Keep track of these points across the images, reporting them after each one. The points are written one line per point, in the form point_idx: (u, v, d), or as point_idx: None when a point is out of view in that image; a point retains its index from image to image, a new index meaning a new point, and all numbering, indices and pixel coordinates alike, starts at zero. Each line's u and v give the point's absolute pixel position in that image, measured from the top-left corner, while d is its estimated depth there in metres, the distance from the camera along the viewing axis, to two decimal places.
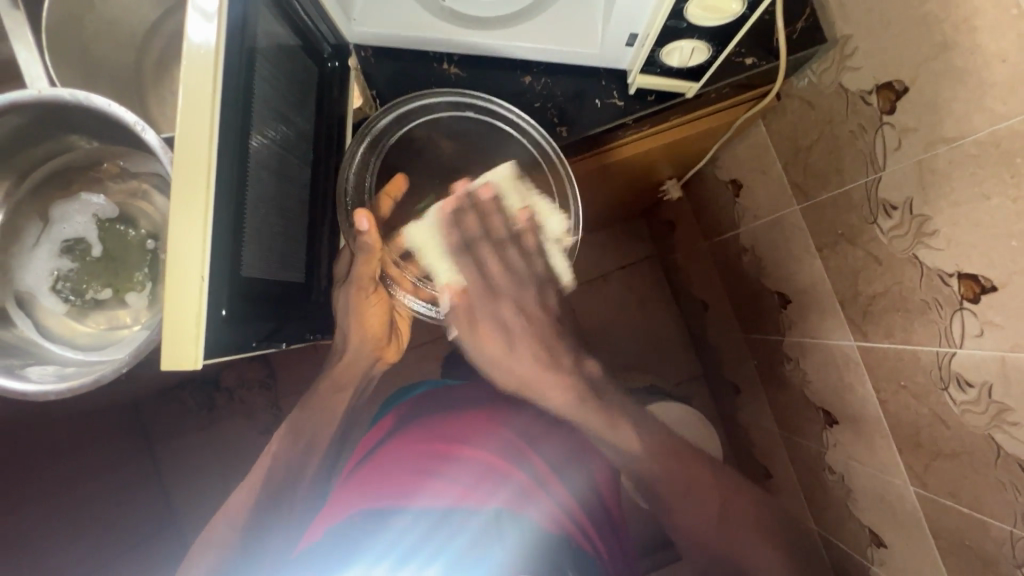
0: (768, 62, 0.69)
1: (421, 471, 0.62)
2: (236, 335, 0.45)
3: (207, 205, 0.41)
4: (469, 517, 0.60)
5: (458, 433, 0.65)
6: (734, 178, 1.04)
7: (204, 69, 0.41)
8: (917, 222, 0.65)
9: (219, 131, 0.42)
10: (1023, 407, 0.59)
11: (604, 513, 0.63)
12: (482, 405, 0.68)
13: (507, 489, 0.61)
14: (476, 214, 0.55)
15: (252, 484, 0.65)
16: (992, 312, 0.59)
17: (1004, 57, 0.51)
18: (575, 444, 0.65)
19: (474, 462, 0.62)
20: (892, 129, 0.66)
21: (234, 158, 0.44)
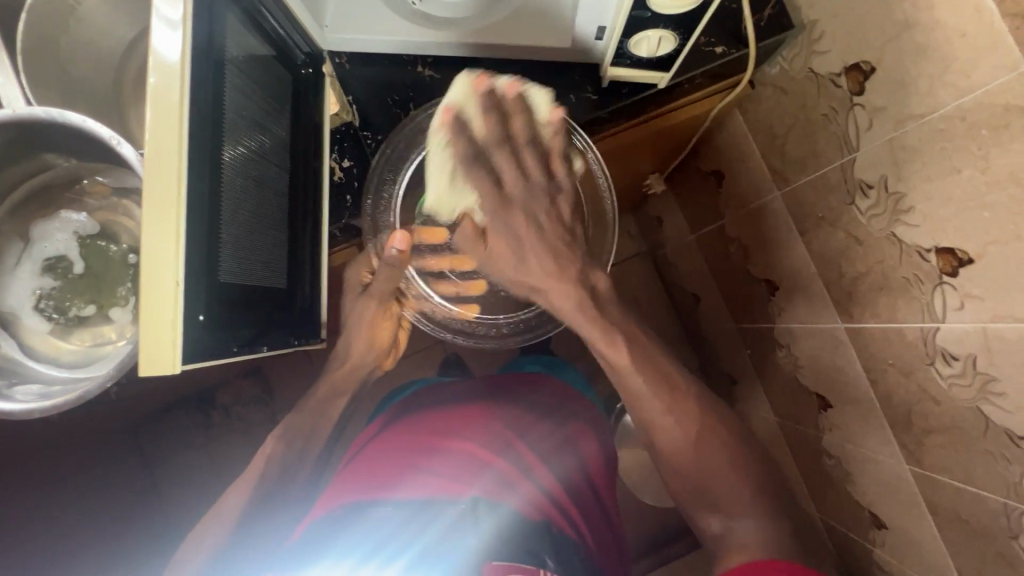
0: (738, 50, 0.69)
1: (404, 463, 0.60)
2: (215, 341, 0.45)
3: (179, 212, 0.41)
4: (447, 507, 0.56)
5: (444, 427, 0.65)
6: (716, 169, 1.06)
7: (173, 81, 0.42)
8: (893, 199, 0.66)
9: (189, 138, 0.42)
10: (1008, 377, 0.60)
11: (589, 496, 0.65)
12: (470, 401, 0.71)
13: (490, 478, 0.59)
14: (497, 114, 0.54)
15: (246, 484, 0.67)
16: (972, 284, 0.60)
17: (963, 31, 0.51)
18: (562, 434, 0.69)
19: (459, 452, 0.61)
20: (863, 109, 0.66)
21: (205, 166, 0.44)
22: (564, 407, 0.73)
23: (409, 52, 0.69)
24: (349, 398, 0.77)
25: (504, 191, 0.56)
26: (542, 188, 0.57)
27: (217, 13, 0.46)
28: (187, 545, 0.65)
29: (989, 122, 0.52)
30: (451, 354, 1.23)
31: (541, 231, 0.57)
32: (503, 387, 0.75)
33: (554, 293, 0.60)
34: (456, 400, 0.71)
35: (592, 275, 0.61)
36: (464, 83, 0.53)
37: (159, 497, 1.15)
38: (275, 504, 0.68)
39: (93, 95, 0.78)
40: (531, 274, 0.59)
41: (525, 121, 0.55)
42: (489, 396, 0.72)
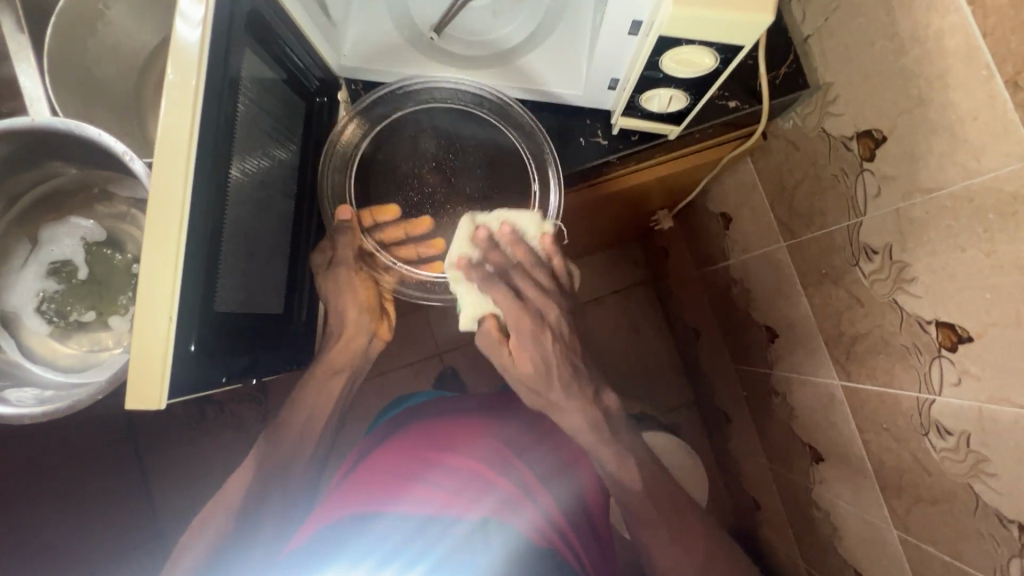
0: (751, 106, 0.69)
1: (408, 474, 0.62)
2: (204, 372, 0.46)
3: (179, 247, 0.41)
4: (454, 524, 0.58)
5: (446, 441, 0.66)
6: (724, 212, 1.06)
7: (182, 117, 0.42)
8: (897, 267, 0.66)
9: (194, 174, 0.43)
10: (1001, 459, 0.59)
11: (586, 523, 0.64)
12: (472, 416, 0.71)
13: (492, 496, 0.60)
14: (501, 251, 0.60)
15: (240, 485, 0.64)
16: (970, 362, 0.59)
17: (975, 115, 0.50)
18: (561, 456, 0.68)
19: (460, 467, 0.62)
20: (873, 176, 0.65)
21: (208, 200, 0.44)
22: (563, 427, 0.71)
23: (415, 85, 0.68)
24: (346, 380, 0.69)
25: (529, 305, 0.59)
26: (545, 300, 0.60)
27: (233, 48, 0.47)
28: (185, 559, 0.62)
29: (995, 207, 0.51)
30: (449, 368, 1.30)
31: (561, 335, 0.60)
32: (501, 405, 0.74)
33: (565, 412, 0.61)
34: (456, 412, 0.72)
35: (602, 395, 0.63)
36: (478, 227, 0.60)
37: (148, 488, 1.16)
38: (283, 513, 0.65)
39: (112, 97, 0.79)
40: (551, 391, 0.59)
41: (528, 249, 0.61)
42: (486, 411, 0.72)
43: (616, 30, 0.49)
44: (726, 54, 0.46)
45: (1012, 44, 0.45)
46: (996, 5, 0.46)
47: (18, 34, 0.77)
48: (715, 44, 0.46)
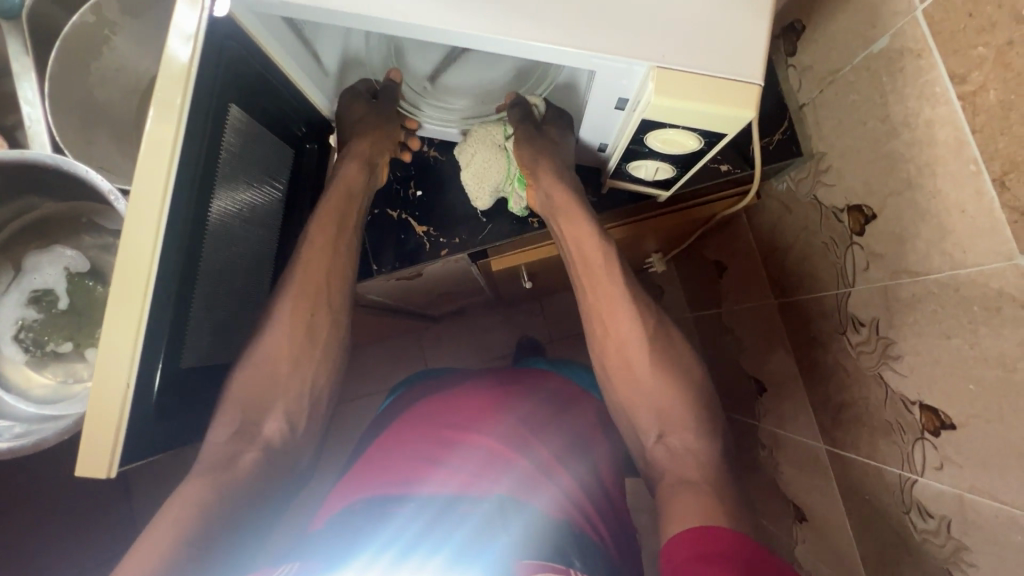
0: (744, 171, 0.67)
1: (425, 459, 0.58)
2: (153, 432, 0.45)
3: (141, 314, 0.41)
4: (475, 504, 0.52)
5: (460, 424, 0.62)
6: (718, 261, 1.06)
7: (155, 182, 0.42)
8: (883, 343, 0.65)
9: (165, 237, 0.42)
10: (980, 550, 0.57)
11: (605, 501, 0.61)
12: (479, 394, 0.67)
13: (511, 476, 0.56)
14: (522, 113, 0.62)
15: (214, 468, 0.51)
16: (952, 449, 0.58)
17: (963, 207, 0.49)
18: (575, 435, 0.65)
19: (477, 448, 0.58)
20: (862, 250, 0.65)
21: (179, 261, 0.44)
22: (571, 411, 0.68)
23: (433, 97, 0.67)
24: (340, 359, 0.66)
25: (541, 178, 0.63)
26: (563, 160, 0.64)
27: (215, 108, 0.47)
28: (209, 450, 0.52)
29: (981, 301, 0.50)
30: None
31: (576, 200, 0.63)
32: (509, 383, 0.70)
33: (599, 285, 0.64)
34: (471, 384, 0.69)
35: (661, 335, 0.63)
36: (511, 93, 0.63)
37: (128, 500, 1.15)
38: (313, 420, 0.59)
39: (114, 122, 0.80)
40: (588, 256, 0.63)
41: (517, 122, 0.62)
42: (506, 385, 0.69)
43: (602, 103, 0.49)
44: (710, 138, 0.46)
45: (999, 144, 0.45)
46: (984, 104, 0.45)
47: (22, 56, 0.77)
48: (699, 128, 0.45)
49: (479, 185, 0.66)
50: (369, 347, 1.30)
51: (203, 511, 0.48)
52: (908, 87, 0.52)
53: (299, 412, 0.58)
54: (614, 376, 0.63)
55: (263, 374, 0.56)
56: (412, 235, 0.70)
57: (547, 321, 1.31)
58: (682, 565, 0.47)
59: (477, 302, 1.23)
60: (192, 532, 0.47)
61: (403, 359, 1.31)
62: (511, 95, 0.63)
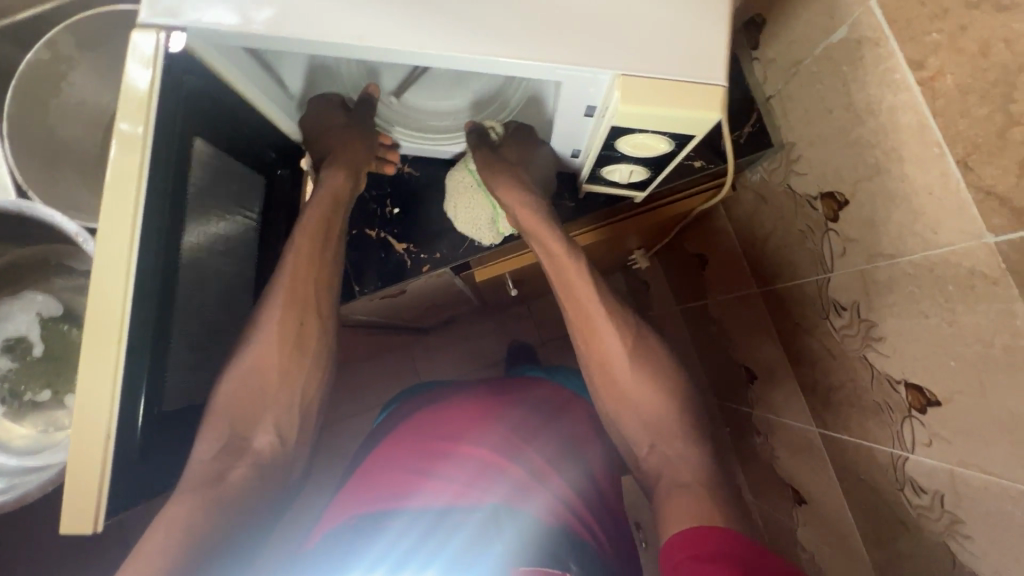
0: (717, 166, 0.68)
1: (416, 471, 0.57)
2: (134, 480, 0.43)
3: (119, 363, 0.40)
4: (468, 515, 0.53)
5: (455, 432, 0.62)
6: (700, 253, 1.06)
7: (122, 228, 0.41)
8: (865, 326, 0.66)
9: (138, 284, 0.42)
10: (973, 521, 0.58)
11: (599, 502, 0.61)
12: (473, 401, 0.66)
13: (504, 483, 0.56)
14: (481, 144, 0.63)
15: (203, 486, 0.49)
16: (939, 425, 0.59)
17: (930, 189, 0.50)
18: (568, 437, 0.65)
19: (470, 457, 0.58)
20: (837, 236, 0.66)
21: (154, 306, 0.44)
22: (565, 415, 0.68)
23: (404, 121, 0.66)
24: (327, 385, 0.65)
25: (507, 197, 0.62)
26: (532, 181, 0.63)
27: (180, 147, 0.47)
28: (194, 469, 0.50)
29: (955, 279, 0.51)
30: None
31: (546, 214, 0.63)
32: (502, 389, 0.70)
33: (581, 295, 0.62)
34: (465, 393, 0.69)
35: (645, 340, 0.64)
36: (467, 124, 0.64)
37: None
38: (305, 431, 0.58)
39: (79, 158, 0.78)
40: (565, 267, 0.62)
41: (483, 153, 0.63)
42: (499, 392, 0.69)
43: (571, 112, 0.49)
44: (680, 139, 0.46)
45: (960, 126, 0.46)
46: (943, 88, 0.46)
47: None
48: (668, 131, 0.46)
49: (478, 230, 0.67)
50: (362, 364, 1.29)
51: (195, 530, 0.47)
52: (869, 75, 0.53)
53: (289, 422, 0.56)
54: (603, 381, 0.64)
55: (251, 386, 0.55)
56: (392, 253, 0.70)
57: (537, 324, 1.31)
58: (682, 564, 0.48)
59: (465, 311, 1.22)
60: (180, 556, 0.45)
61: (395, 373, 1.29)
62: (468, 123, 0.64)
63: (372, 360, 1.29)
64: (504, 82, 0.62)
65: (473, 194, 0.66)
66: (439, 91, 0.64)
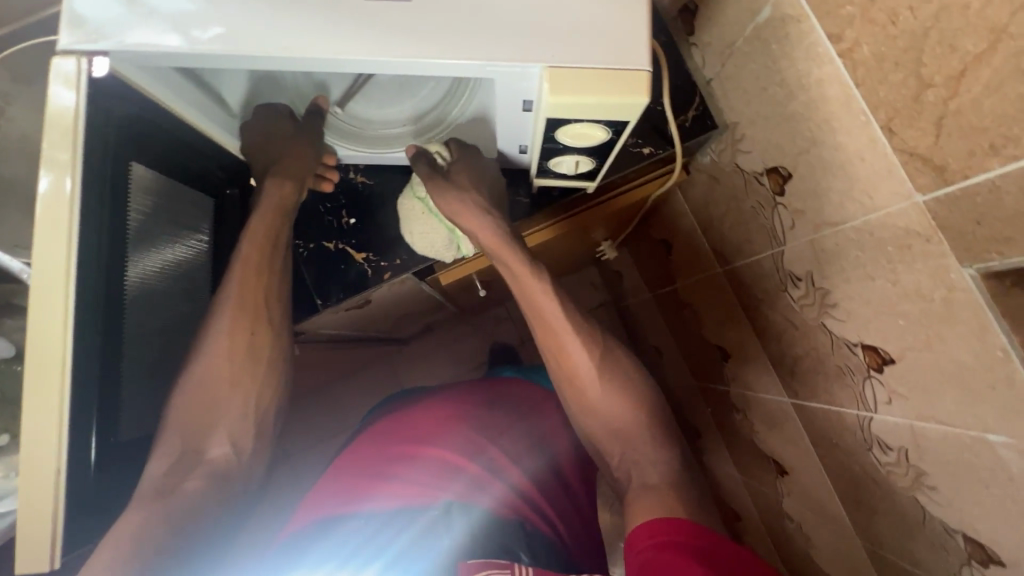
0: (664, 151, 0.70)
1: (375, 475, 0.58)
2: (92, 506, 0.45)
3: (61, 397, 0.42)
4: (421, 514, 0.55)
5: (420, 433, 0.62)
6: (665, 239, 1.08)
7: (55, 266, 0.42)
8: (821, 294, 0.67)
9: (74, 318, 0.43)
10: (937, 472, 0.61)
11: (562, 497, 0.62)
12: (439, 401, 0.67)
13: (461, 481, 0.57)
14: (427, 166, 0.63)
15: (156, 499, 0.50)
16: (896, 382, 0.61)
17: (862, 156, 0.52)
18: (534, 435, 0.66)
19: (430, 458, 0.59)
20: (786, 209, 0.67)
21: (94, 338, 0.45)
22: (535, 415, 0.68)
23: (351, 132, 0.66)
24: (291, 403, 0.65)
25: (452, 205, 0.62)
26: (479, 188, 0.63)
27: (115, 180, 0.47)
28: (147, 483, 0.51)
29: (893, 240, 0.53)
30: None
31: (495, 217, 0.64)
32: (473, 387, 0.70)
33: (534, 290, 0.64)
34: (435, 394, 0.69)
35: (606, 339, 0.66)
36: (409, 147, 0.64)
37: None
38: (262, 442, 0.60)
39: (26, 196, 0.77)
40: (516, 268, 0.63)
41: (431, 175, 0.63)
42: (469, 390, 0.69)
43: (508, 108, 0.49)
44: (615, 126, 0.47)
45: (880, 93, 0.47)
46: (861, 58, 0.48)
47: None
48: (603, 119, 0.47)
49: (434, 248, 0.68)
50: (344, 381, 1.27)
51: (145, 544, 0.48)
52: (795, 51, 0.55)
53: (247, 437, 0.58)
54: (571, 372, 0.64)
55: (204, 407, 0.56)
56: (352, 264, 0.70)
57: (516, 323, 1.31)
58: (642, 554, 0.49)
59: (442, 317, 1.22)
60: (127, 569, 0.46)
61: (376, 385, 1.28)
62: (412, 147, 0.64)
63: (353, 375, 1.28)
64: (451, 93, 0.61)
65: (426, 219, 0.66)
66: (384, 94, 0.63)
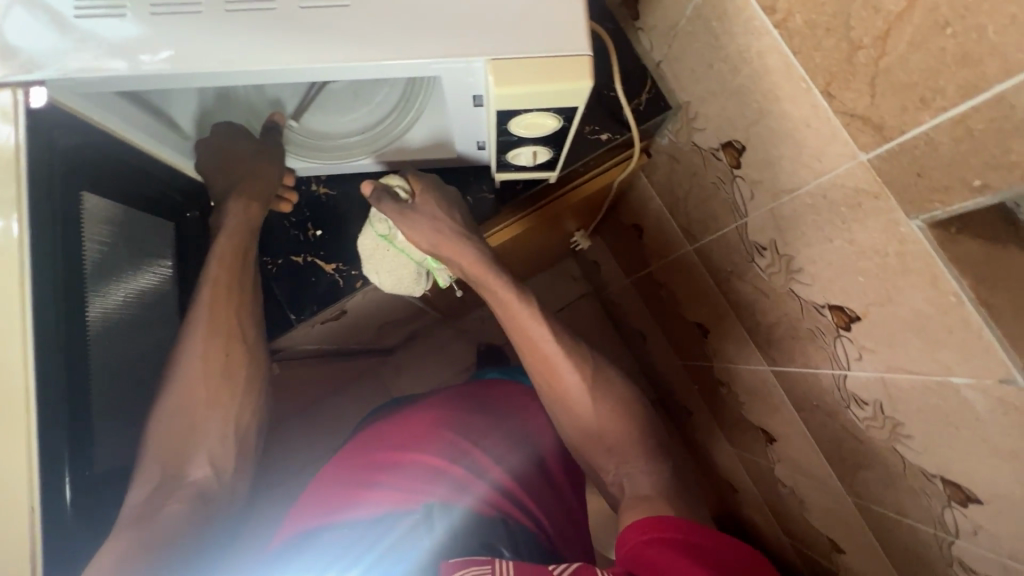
0: (622, 135, 0.72)
1: (355, 484, 0.58)
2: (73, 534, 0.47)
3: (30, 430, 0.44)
4: (403, 517, 0.54)
5: (401, 441, 0.62)
6: (635, 223, 1.09)
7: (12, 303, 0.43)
8: (785, 260, 0.69)
9: (36, 351, 0.44)
10: (910, 421, 0.63)
11: (546, 494, 0.63)
12: (421, 407, 0.67)
13: (443, 484, 0.57)
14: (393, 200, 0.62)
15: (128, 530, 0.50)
16: (864, 338, 0.63)
17: (807, 122, 0.54)
18: (516, 435, 0.66)
19: (413, 463, 0.59)
20: (744, 181, 0.69)
21: (60, 370, 0.46)
22: (515, 416, 0.69)
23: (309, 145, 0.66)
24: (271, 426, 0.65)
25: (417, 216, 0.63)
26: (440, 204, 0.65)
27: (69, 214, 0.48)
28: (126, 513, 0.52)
29: (845, 201, 0.55)
30: None
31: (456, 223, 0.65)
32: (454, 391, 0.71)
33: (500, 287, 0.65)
34: (417, 402, 0.69)
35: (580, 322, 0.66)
36: (364, 185, 0.61)
37: None
38: (238, 468, 0.60)
39: None
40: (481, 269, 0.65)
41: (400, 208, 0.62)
42: (452, 394, 0.69)
43: (460, 104, 0.50)
44: (565, 113, 0.48)
45: (816, 59, 0.49)
46: (795, 27, 0.49)
47: None
48: (552, 107, 0.47)
49: (402, 284, 0.69)
50: (332, 399, 1.26)
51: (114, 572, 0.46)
52: (734, 26, 0.56)
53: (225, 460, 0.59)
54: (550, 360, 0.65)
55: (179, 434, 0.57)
56: (323, 276, 0.70)
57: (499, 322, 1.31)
58: (636, 546, 0.50)
59: (424, 323, 1.21)
60: None
61: (363, 398, 1.26)
62: (370, 185, 0.61)
63: (342, 392, 1.26)
64: (404, 102, 0.61)
65: (393, 251, 0.67)
66: (341, 105, 0.64)
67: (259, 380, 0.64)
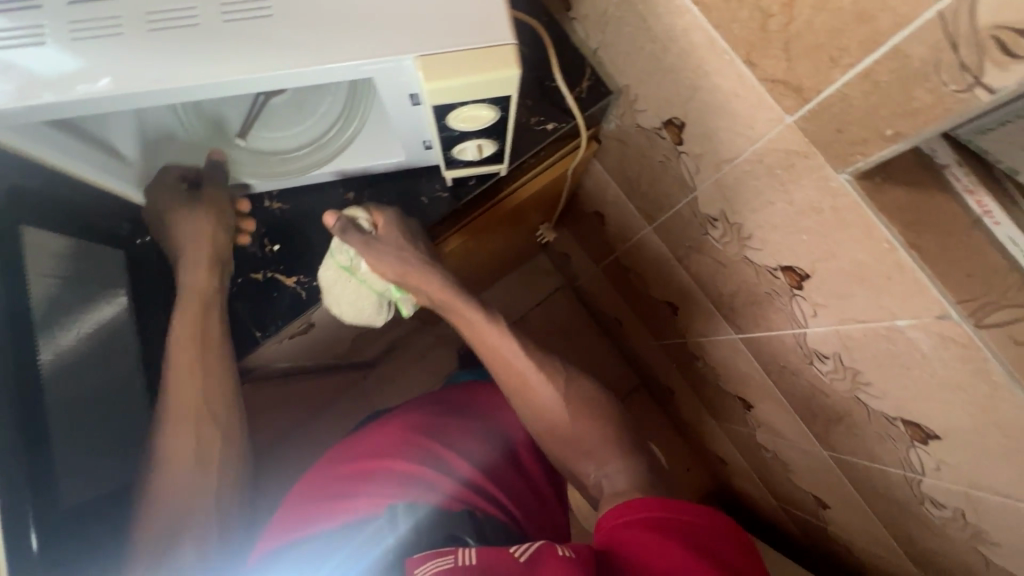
0: (567, 123, 0.73)
1: (323, 497, 0.60)
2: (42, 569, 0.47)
3: None
4: (368, 523, 0.56)
5: (373, 449, 0.64)
6: (596, 210, 1.11)
7: None
8: (736, 229, 0.72)
9: None
10: (868, 368, 0.65)
11: (521, 489, 0.64)
12: (394, 415, 0.68)
13: (413, 487, 0.58)
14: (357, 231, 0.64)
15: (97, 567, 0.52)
16: (816, 294, 0.65)
17: (735, 92, 0.56)
18: (491, 434, 0.68)
19: (383, 469, 0.60)
20: (688, 156, 0.71)
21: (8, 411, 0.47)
22: (490, 416, 0.70)
23: (254, 163, 0.66)
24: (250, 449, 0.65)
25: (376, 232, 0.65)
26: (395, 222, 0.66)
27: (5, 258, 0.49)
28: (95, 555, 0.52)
29: (779, 163, 0.57)
30: None
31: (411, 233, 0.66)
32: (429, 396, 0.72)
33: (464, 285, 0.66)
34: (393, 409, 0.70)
35: None
36: (329, 215, 0.63)
37: None
38: (217, 493, 0.61)
39: None
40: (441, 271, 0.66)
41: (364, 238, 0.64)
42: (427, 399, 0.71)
43: (399, 104, 0.51)
44: (500, 103, 0.49)
45: (734, 31, 0.51)
46: (711, 2, 0.52)
47: None
48: (487, 98, 0.49)
49: (363, 314, 0.70)
50: (317, 419, 1.24)
51: None
52: (657, 7, 0.58)
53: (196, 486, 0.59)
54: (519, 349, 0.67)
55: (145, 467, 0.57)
56: (285, 290, 0.69)
57: None
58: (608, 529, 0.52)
59: (401, 331, 1.21)
60: None
61: (349, 414, 1.25)
62: (335, 217, 0.63)
63: (326, 411, 1.25)
64: (346, 111, 0.62)
65: (356, 283, 0.67)
66: (281, 118, 0.64)
67: (229, 400, 0.64)
